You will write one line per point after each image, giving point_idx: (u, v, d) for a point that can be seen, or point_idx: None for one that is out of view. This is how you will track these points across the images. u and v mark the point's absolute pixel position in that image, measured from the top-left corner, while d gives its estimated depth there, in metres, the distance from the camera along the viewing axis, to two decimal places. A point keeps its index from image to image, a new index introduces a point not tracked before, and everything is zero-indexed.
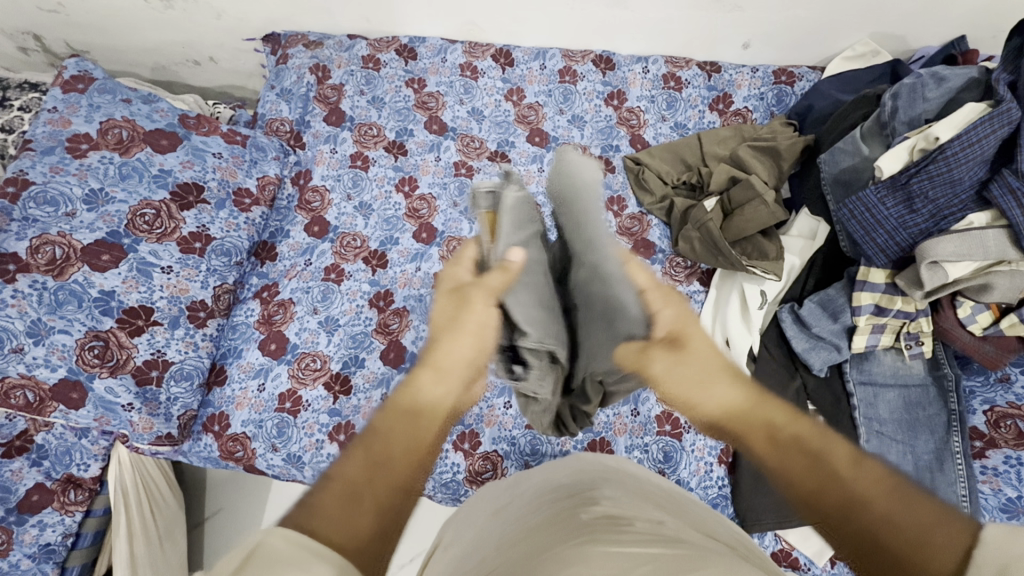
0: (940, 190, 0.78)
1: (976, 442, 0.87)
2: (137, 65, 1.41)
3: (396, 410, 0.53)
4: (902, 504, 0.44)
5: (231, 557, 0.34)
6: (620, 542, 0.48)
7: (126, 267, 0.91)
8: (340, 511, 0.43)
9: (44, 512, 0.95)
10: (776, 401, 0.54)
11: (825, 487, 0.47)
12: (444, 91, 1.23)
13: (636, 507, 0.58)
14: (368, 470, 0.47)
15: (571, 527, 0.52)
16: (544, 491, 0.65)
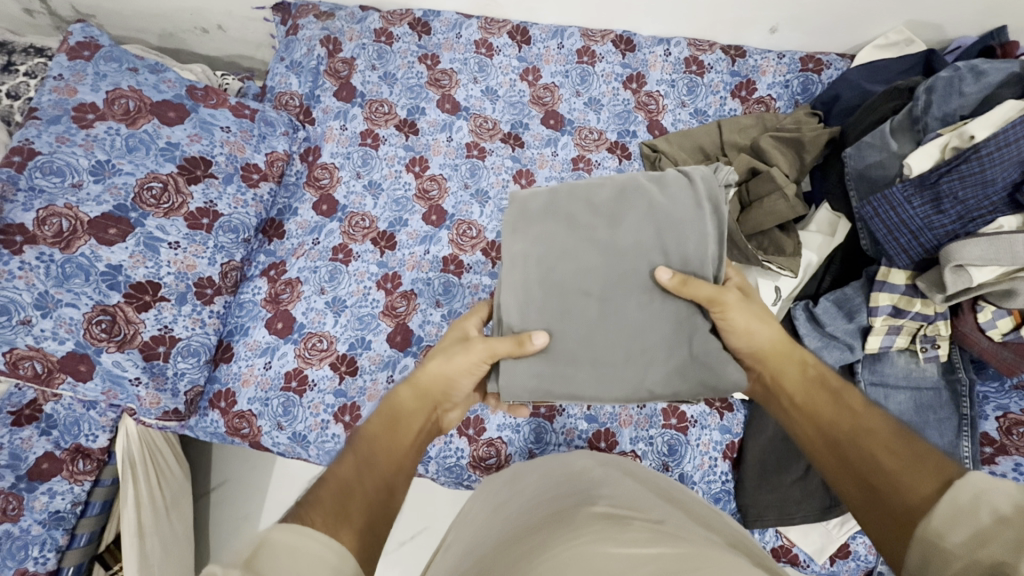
0: (971, 191, 0.74)
1: (986, 448, 0.86)
2: (144, 31, 1.38)
3: (381, 418, 0.66)
4: (906, 456, 0.52)
5: (241, 549, 0.39)
6: (620, 538, 0.48)
7: (133, 242, 0.89)
8: (335, 504, 0.51)
9: (54, 480, 0.96)
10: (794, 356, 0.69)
11: (835, 435, 0.59)
12: (458, 69, 1.20)
13: (636, 506, 0.58)
14: (360, 471, 0.57)
15: (558, 523, 0.53)
16: (543, 495, 0.65)
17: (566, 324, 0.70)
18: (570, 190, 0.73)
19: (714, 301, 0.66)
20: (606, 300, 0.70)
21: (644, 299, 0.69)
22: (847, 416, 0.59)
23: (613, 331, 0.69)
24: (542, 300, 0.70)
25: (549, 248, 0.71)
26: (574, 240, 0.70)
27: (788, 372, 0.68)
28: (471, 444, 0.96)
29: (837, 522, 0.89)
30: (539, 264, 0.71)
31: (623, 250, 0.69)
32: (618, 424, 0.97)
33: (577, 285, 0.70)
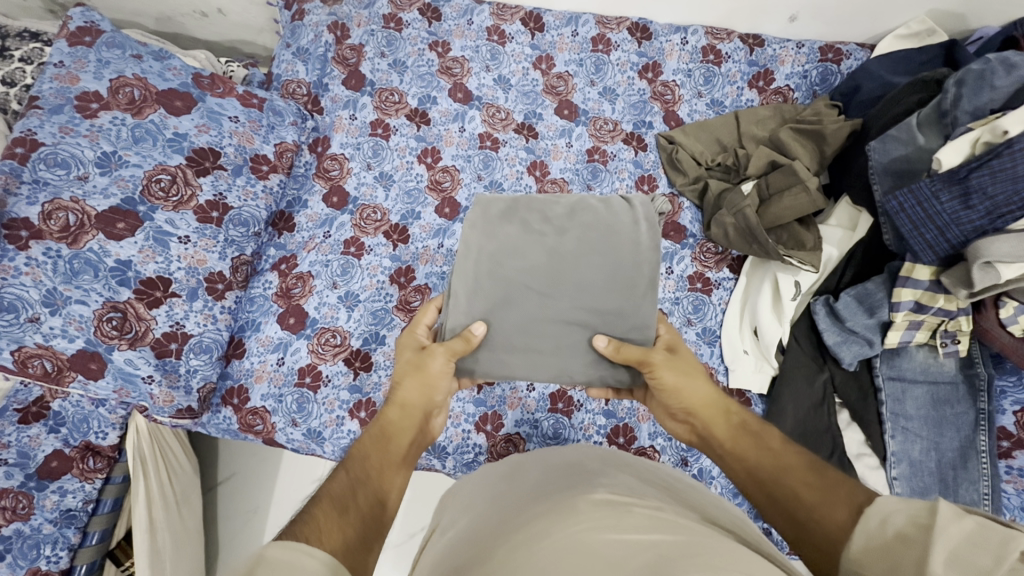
0: (1001, 186, 0.72)
1: (1003, 442, 0.88)
2: (141, 15, 1.35)
3: (371, 436, 0.66)
4: (824, 488, 0.54)
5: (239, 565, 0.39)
6: (619, 524, 0.51)
7: (142, 236, 0.87)
8: (331, 521, 0.52)
9: (65, 478, 0.95)
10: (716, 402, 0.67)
11: (759, 476, 0.59)
12: (470, 56, 1.17)
13: (634, 493, 0.59)
14: (354, 488, 0.59)
15: (519, 530, 0.54)
16: (538, 488, 0.67)
17: (505, 322, 0.71)
18: (528, 199, 0.73)
19: (641, 362, 0.69)
20: (547, 297, 0.70)
21: (580, 302, 0.70)
22: (769, 455, 0.60)
23: (547, 330, 0.71)
24: (484, 299, 0.71)
25: (497, 247, 0.70)
26: (524, 242, 0.70)
27: (717, 420, 0.66)
28: (489, 440, 0.96)
29: None
30: (484, 263, 0.70)
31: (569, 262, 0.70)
32: (636, 419, 0.97)
33: (517, 284, 0.70)
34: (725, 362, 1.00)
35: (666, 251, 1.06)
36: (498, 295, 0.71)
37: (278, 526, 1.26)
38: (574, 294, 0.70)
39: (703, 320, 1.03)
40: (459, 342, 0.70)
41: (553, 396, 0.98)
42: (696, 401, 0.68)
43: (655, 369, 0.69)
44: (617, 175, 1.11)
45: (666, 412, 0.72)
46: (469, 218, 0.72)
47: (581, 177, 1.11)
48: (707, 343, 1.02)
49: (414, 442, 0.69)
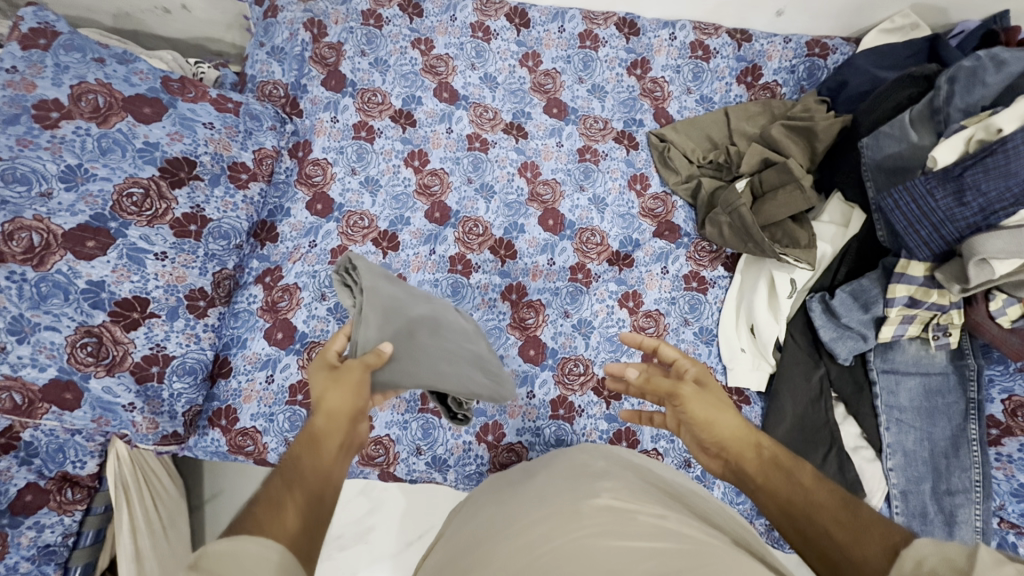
0: (994, 183, 0.73)
1: (993, 430, 0.90)
2: (97, 10, 1.28)
3: (300, 440, 0.61)
4: (856, 526, 0.52)
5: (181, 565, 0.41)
6: (622, 534, 0.51)
7: (115, 254, 0.81)
8: (270, 516, 0.50)
9: (42, 513, 0.90)
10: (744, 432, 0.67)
11: (788, 512, 0.57)
12: (454, 54, 1.14)
13: (638, 494, 0.60)
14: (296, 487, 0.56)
15: (521, 540, 0.53)
16: (543, 479, 0.67)
17: (404, 348, 0.76)
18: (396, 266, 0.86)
19: (671, 394, 0.71)
20: (436, 327, 0.80)
21: (462, 332, 0.83)
22: (799, 491, 0.58)
23: (444, 353, 0.79)
24: (386, 325, 0.76)
25: (389, 287, 0.79)
26: (408, 288, 0.83)
27: (745, 455, 0.65)
28: (491, 450, 0.95)
29: None
30: (379, 295, 0.77)
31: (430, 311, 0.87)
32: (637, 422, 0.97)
33: (412, 314, 0.79)
34: (723, 362, 1.00)
35: (661, 251, 1.06)
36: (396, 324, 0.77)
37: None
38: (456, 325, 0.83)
39: (699, 320, 1.03)
40: (370, 356, 0.71)
41: (554, 402, 0.97)
42: (728, 437, 0.66)
43: (683, 401, 0.70)
44: (609, 174, 1.09)
45: (697, 445, 0.70)
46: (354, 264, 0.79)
47: (572, 177, 1.09)
48: (705, 343, 1.02)
49: (350, 431, 0.65)
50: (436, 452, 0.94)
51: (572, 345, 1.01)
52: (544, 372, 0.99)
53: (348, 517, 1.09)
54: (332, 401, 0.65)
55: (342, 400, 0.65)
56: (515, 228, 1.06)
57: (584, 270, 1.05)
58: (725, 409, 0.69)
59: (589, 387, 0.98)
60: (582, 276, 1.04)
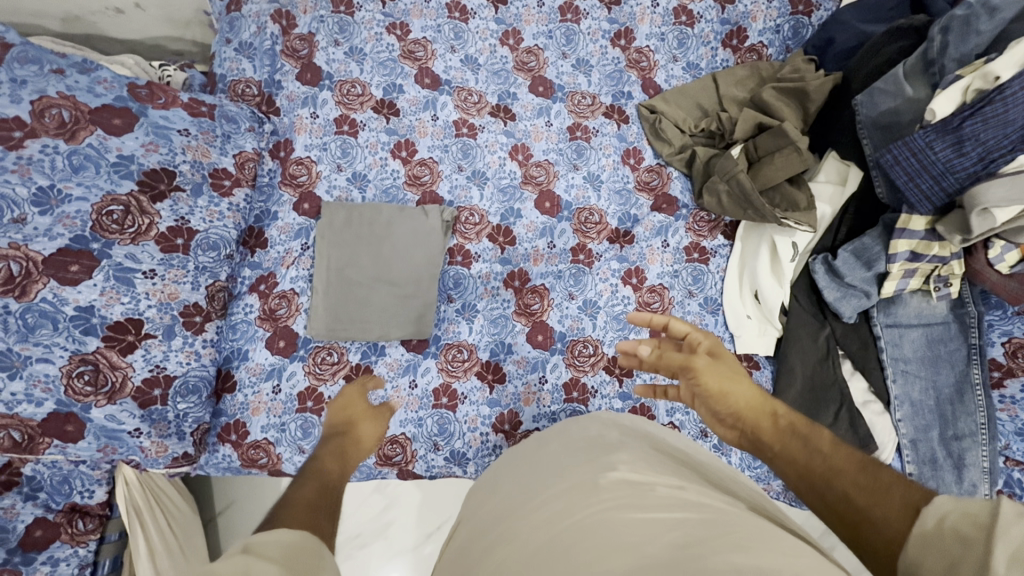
0: (992, 132, 0.74)
1: (994, 373, 0.92)
2: (45, 16, 1.21)
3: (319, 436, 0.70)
4: (877, 489, 0.51)
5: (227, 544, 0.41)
6: (644, 507, 0.47)
7: (101, 277, 0.77)
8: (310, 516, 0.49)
9: (54, 547, 0.88)
10: (760, 399, 0.66)
11: (809, 475, 0.57)
12: (432, 37, 1.10)
13: (657, 467, 0.56)
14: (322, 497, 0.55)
15: (536, 521, 0.49)
16: (556, 453, 0.63)
17: (334, 293, 0.93)
18: (365, 208, 0.97)
19: (684, 366, 0.71)
20: (386, 273, 0.95)
21: (403, 281, 0.94)
22: (818, 456, 0.58)
23: (387, 299, 0.94)
24: (335, 271, 0.94)
25: (344, 234, 0.96)
26: (364, 238, 0.96)
27: (762, 424, 0.64)
28: (509, 439, 0.94)
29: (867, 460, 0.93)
30: (331, 245, 0.95)
31: (387, 249, 0.95)
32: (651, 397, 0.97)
33: (347, 263, 0.94)
34: (730, 330, 1.01)
35: (660, 225, 1.05)
36: (342, 268, 0.94)
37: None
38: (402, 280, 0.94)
39: (704, 290, 1.03)
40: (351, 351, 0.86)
41: (567, 386, 0.97)
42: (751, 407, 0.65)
43: (698, 374, 0.70)
44: (602, 151, 1.07)
45: (711, 417, 0.69)
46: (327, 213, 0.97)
47: (565, 156, 1.07)
48: (710, 313, 1.02)
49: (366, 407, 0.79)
50: (454, 446, 0.93)
51: (579, 327, 1.00)
52: (554, 356, 0.98)
53: (367, 514, 1.08)
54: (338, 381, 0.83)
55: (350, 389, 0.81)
56: (512, 213, 1.04)
57: (586, 250, 1.03)
58: (740, 379, 0.68)
59: (600, 367, 0.98)
60: (583, 256, 1.03)
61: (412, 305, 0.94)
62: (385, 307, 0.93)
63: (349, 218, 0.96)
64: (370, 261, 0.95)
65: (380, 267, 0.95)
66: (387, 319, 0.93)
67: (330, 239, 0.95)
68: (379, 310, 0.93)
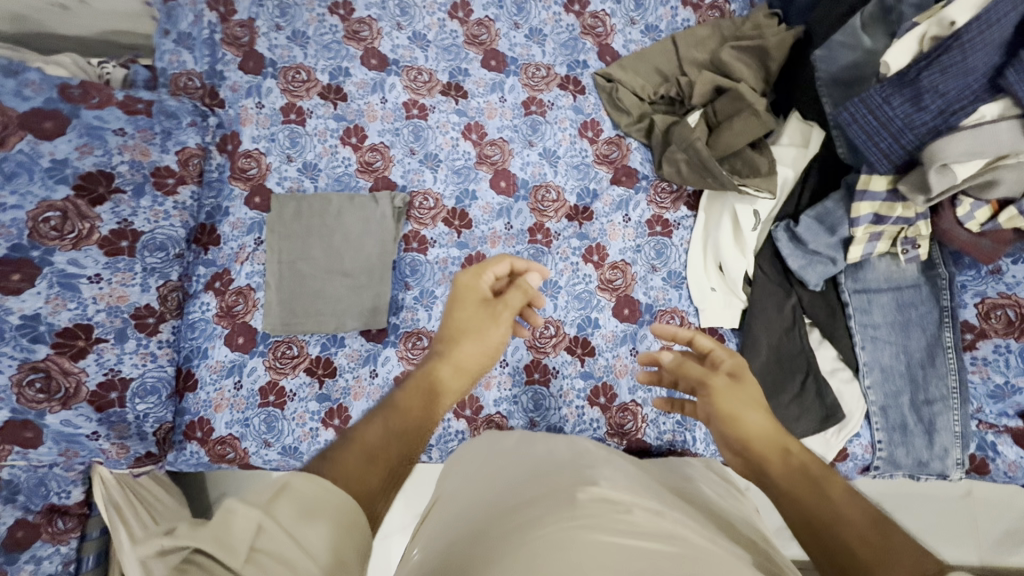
0: (953, 82, 0.69)
1: (967, 335, 0.88)
2: None
3: (417, 387, 0.65)
4: (886, 552, 0.46)
5: (264, 490, 0.42)
6: (614, 528, 0.47)
7: (45, 284, 0.78)
8: (359, 469, 0.50)
9: (36, 546, 0.91)
10: (772, 425, 0.60)
11: (813, 522, 0.51)
12: (377, 15, 1.05)
13: (635, 490, 0.55)
14: (389, 439, 0.56)
15: (501, 533, 0.49)
16: (531, 468, 0.62)
17: (288, 287, 0.92)
18: (313, 199, 0.95)
19: (700, 382, 0.65)
20: (339, 264, 0.94)
21: (357, 270, 0.94)
22: (826, 504, 0.52)
23: (341, 289, 0.93)
24: (288, 265, 0.93)
25: (294, 227, 0.94)
26: (315, 230, 0.94)
27: (772, 458, 0.57)
28: (470, 424, 0.94)
29: (835, 430, 0.92)
30: (282, 239, 0.94)
31: (338, 240, 0.94)
32: (614, 376, 0.96)
33: (299, 256, 0.93)
34: (694, 304, 0.99)
35: (620, 199, 1.02)
36: (294, 262, 0.93)
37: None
38: (354, 269, 0.94)
39: (667, 265, 1.01)
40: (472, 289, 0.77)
41: (528, 368, 0.96)
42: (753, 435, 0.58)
43: (713, 392, 0.64)
44: (558, 125, 1.03)
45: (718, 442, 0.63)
46: (276, 206, 0.95)
47: (520, 133, 1.03)
48: (674, 287, 1.00)
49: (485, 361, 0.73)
50: None
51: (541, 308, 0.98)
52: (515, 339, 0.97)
53: None
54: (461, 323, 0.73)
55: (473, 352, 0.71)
56: (467, 195, 1.01)
57: (544, 230, 1.01)
58: (753, 406, 0.61)
59: (562, 347, 0.97)
60: (541, 236, 1.00)
61: (368, 294, 0.93)
62: (338, 298, 0.92)
63: (298, 210, 0.95)
64: (322, 253, 0.94)
65: (331, 258, 0.94)
66: (341, 311, 0.92)
67: (280, 232, 0.94)
68: (335, 301, 0.92)
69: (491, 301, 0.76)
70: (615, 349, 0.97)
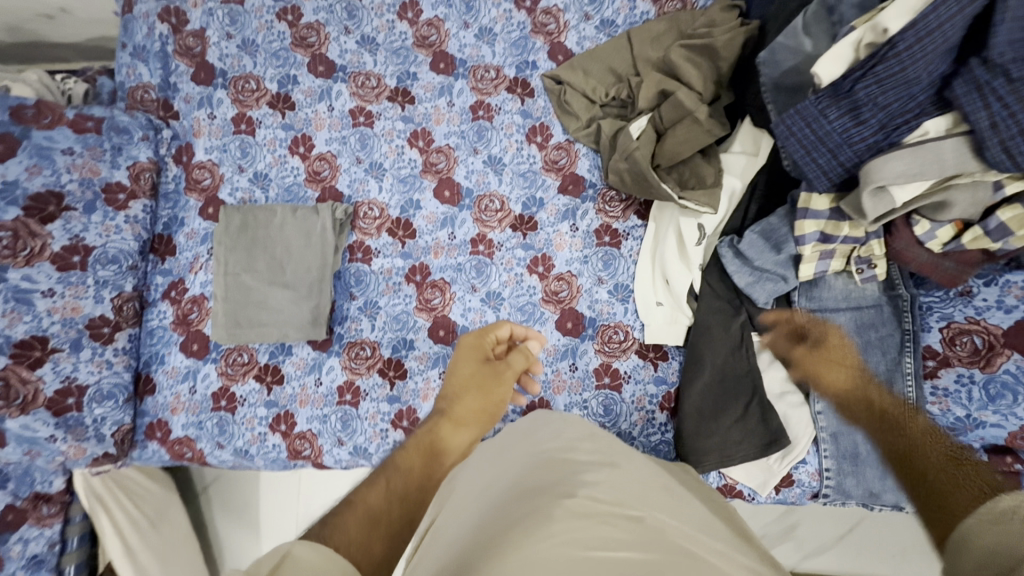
0: (893, 94, 0.62)
1: (928, 362, 0.81)
2: None
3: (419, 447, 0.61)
4: (955, 475, 0.58)
5: (266, 559, 0.38)
6: (594, 550, 0.34)
7: (1, 300, 0.84)
8: (359, 535, 0.47)
9: (23, 528, 0.97)
10: (871, 386, 0.78)
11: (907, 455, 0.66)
12: (325, 19, 1.04)
13: (628, 499, 0.39)
14: (391, 502, 0.52)
15: (451, 559, 0.36)
16: (505, 469, 0.45)
17: (233, 298, 0.95)
18: (258, 211, 0.98)
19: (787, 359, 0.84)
20: (282, 275, 0.96)
21: (298, 282, 0.96)
22: (906, 439, 0.68)
23: (283, 300, 0.95)
24: (234, 276, 0.96)
25: (240, 239, 0.97)
26: (261, 241, 0.97)
27: (867, 408, 0.76)
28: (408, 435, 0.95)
29: (778, 456, 0.88)
30: (229, 250, 0.97)
31: (280, 251, 0.96)
32: (552, 391, 0.94)
33: (245, 268, 0.96)
34: (639, 318, 0.95)
35: (566, 208, 0.98)
36: (239, 273, 0.96)
37: (274, 518, 1.30)
38: (296, 280, 0.96)
39: (614, 277, 0.97)
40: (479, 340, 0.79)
41: None
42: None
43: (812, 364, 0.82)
44: (504, 131, 1.00)
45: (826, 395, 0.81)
46: (225, 217, 0.97)
47: (466, 140, 1.01)
48: (621, 300, 0.96)
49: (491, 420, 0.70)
50: (357, 441, 0.96)
51: (483, 320, 0.97)
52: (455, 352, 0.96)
53: None
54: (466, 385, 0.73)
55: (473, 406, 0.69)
56: (412, 205, 1.01)
57: (486, 240, 0.99)
58: (843, 368, 0.80)
59: None
60: (483, 247, 0.99)
61: (308, 305, 0.95)
62: (281, 309, 0.95)
63: (244, 222, 0.97)
64: (266, 265, 0.96)
65: (274, 270, 0.97)
66: (284, 322, 0.95)
67: (226, 244, 0.97)
68: (278, 312, 0.95)
69: (493, 361, 0.77)
70: (554, 364, 0.95)
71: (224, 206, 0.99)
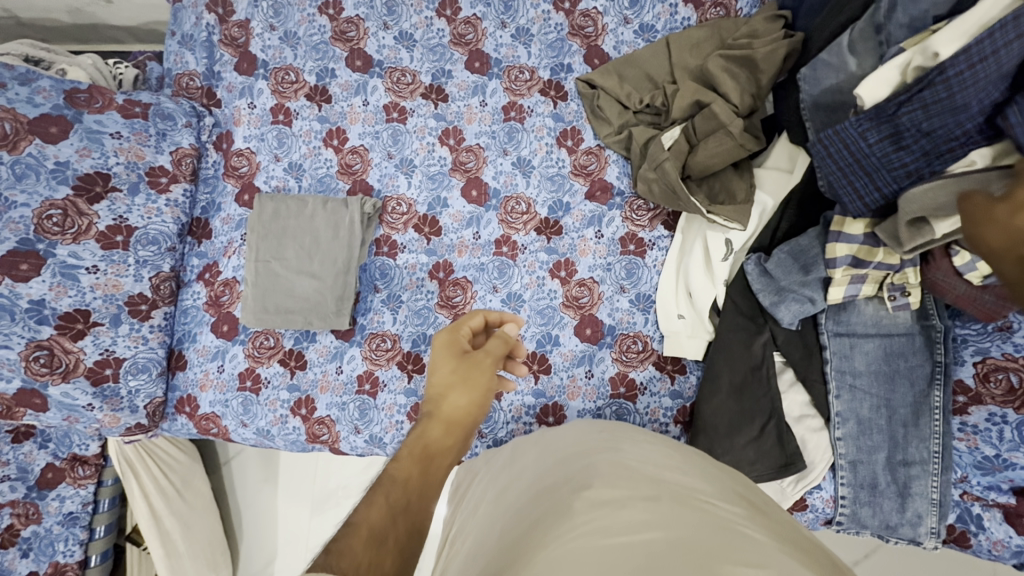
0: (938, 119, 0.60)
1: (958, 397, 0.78)
2: (53, 10, 1.31)
3: (410, 455, 0.54)
4: None
5: None
6: (616, 535, 0.33)
7: (49, 274, 0.89)
8: (369, 556, 0.41)
9: (61, 487, 1.05)
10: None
11: None
12: (365, 14, 1.05)
13: (648, 482, 0.38)
14: (395, 516, 0.47)
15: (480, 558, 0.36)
16: (529, 469, 0.46)
17: (262, 285, 0.98)
18: (290, 201, 1.01)
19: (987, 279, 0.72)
20: (311, 264, 0.99)
21: (325, 272, 0.98)
22: None
23: (310, 289, 0.98)
24: (262, 264, 0.99)
25: (271, 225, 0.99)
26: (290, 230, 0.99)
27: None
28: None
29: (792, 480, 0.86)
30: (257, 238, 0.99)
31: (309, 242, 0.99)
32: (566, 397, 0.95)
33: (274, 254, 0.99)
34: (660, 331, 0.94)
35: (592, 214, 0.98)
36: (268, 260, 0.99)
37: (291, 495, 1.34)
38: (323, 270, 0.99)
39: (637, 286, 0.96)
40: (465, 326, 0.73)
41: None
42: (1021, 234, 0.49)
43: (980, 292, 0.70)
44: (535, 133, 1.00)
45: None
46: (259, 205, 1.00)
47: (497, 140, 1.01)
48: (641, 310, 0.96)
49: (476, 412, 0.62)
50: (373, 431, 0.98)
51: None
52: None
53: None
54: (444, 377, 0.65)
55: (456, 402, 0.61)
56: (439, 202, 1.02)
57: (510, 242, 0.99)
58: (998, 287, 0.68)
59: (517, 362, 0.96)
60: (507, 249, 0.99)
61: (332, 294, 0.98)
62: (307, 298, 0.98)
63: (274, 210, 1.00)
64: (294, 254, 0.99)
65: (302, 259, 0.99)
66: (310, 309, 0.98)
67: (255, 231, 0.99)
68: (304, 300, 0.98)
69: (471, 353, 0.69)
70: (570, 370, 0.95)
71: (259, 193, 1.02)
